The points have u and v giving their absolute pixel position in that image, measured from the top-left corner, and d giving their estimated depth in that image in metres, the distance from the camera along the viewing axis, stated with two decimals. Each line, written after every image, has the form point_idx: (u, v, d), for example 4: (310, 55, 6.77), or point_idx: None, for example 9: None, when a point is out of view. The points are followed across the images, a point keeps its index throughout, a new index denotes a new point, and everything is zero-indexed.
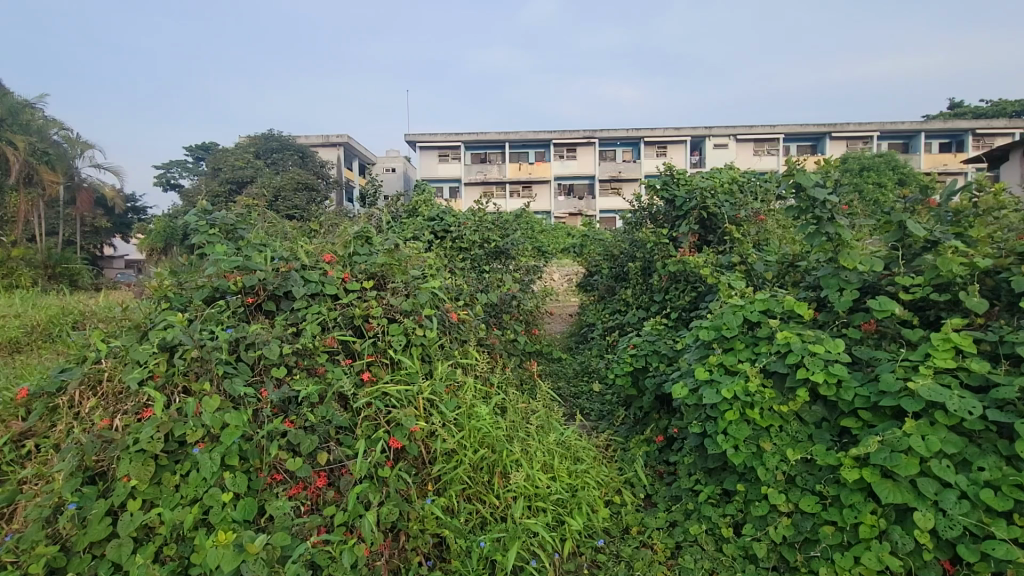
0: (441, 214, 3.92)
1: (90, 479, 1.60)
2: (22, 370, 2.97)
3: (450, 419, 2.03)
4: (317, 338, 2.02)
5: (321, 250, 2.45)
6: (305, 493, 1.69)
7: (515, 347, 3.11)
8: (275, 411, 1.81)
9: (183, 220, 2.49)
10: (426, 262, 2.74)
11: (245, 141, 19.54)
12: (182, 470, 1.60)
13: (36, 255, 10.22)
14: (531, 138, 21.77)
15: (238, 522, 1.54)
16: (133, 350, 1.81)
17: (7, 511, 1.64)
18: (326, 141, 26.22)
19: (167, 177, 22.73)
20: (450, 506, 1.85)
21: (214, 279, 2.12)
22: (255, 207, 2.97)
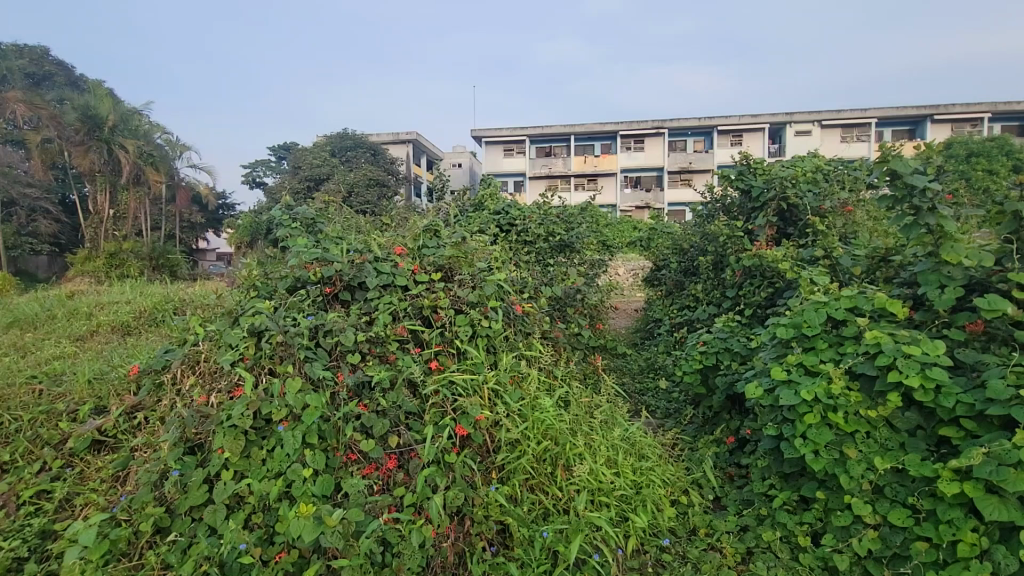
0: (507, 208, 3.96)
1: (190, 450, 1.76)
2: (133, 350, 3.31)
3: (514, 409, 2.07)
4: (388, 327, 2.11)
5: (393, 243, 2.56)
6: (378, 474, 1.77)
7: (580, 341, 3.09)
8: (351, 395, 1.91)
9: (270, 215, 2.68)
10: (492, 255, 2.79)
11: (322, 141, 20.71)
12: (268, 446, 1.72)
13: (143, 248, 11.32)
14: (597, 130, 21.46)
15: (317, 497, 1.64)
16: (226, 334, 1.97)
17: (122, 474, 1.86)
18: (396, 138, 27.31)
19: (253, 176, 24.53)
20: (513, 494, 1.88)
21: (296, 269, 2.25)
22: (332, 202, 3.14)
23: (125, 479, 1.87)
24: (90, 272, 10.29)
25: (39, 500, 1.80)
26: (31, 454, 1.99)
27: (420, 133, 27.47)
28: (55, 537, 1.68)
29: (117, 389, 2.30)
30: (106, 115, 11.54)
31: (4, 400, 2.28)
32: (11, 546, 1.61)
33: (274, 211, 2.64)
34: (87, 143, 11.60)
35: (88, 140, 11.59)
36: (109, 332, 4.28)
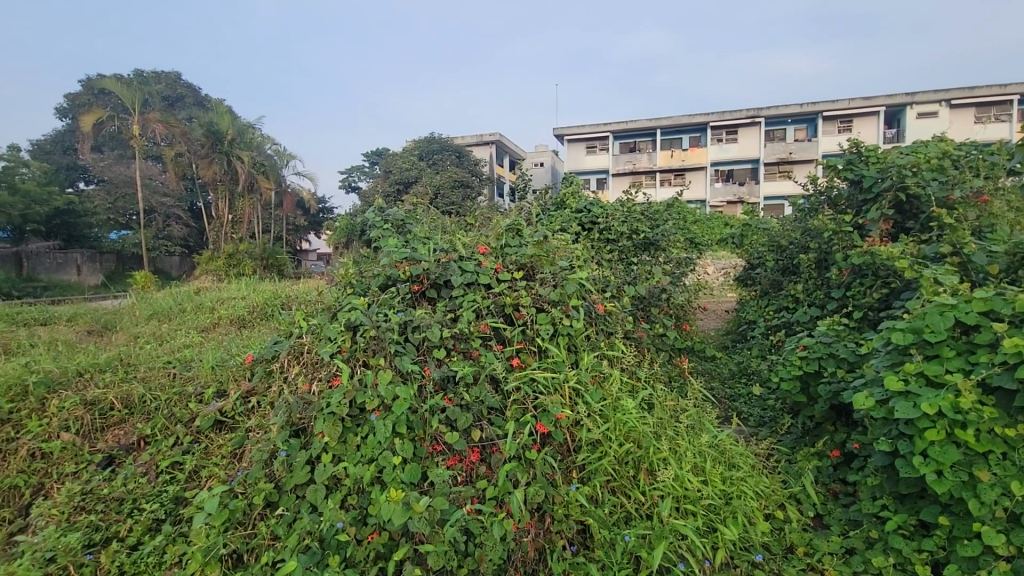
0: (589, 206, 3.91)
1: (295, 433, 1.91)
2: (247, 341, 3.68)
3: (595, 409, 2.05)
4: (472, 324, 2.17)
5: (477, 243, 2.63)
6: (461, 465, 1.83)
7: (664, 343, 2.98)
8: (436, 388, 1.98)
9: (365, 217, 2.85)
10: (574, 254, 2.77)
11: (411, 145, 21.72)
12: (362, 433, 1.83)
13: (256, 248, 12.57)
14: (685, 123, 20.58)
15: (406, 484, 1.72)
16: (327, 328, 2.13)
17: (239, 452, 2.06)
18: (480, 140, 28.08)
19: (349, 181, 26.29)
20: (595, 495, 1.86)
21: (387, 268, 2.36)
22: (421, 204, 3.28)
23: (241, 456, 2.07)
24: (213, 270, 11.62)
25: (173, 470, 2.05)
26: (167, 430, 2.27)
27: (503, 134, 27.94)
28: (186, 503, 1.91)
29: (235, 375, 2.55)
30: (226, 131, 12.93)
31: (146, 381, 2.61)
32: (152, 508, 1.85)
33: (368, 214, 2.81)
34: (211, 155, 13.02)
35: (212, 153, 13.02)
36: (228, 324, 4.78)
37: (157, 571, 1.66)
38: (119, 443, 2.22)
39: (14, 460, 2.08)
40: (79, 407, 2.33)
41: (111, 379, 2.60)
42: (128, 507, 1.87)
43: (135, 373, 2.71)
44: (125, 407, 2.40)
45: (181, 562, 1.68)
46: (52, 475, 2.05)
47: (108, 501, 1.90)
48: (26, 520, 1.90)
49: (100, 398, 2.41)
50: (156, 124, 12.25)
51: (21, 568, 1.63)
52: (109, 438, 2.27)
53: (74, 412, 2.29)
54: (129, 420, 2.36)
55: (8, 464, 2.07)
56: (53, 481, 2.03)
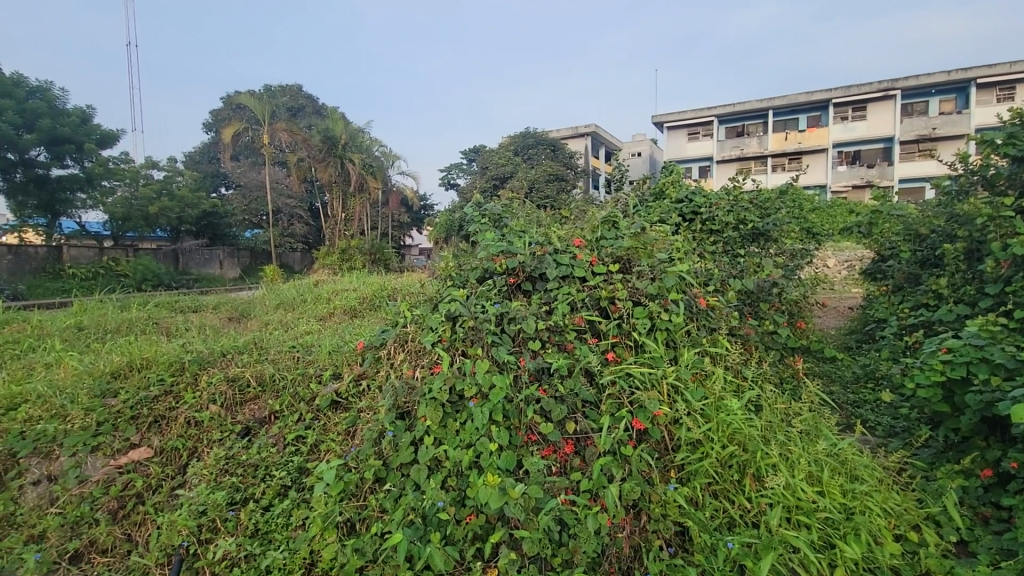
0: (691, 195, 3.70)
1: (400, 416, 2.04)
2: (358, 329, 3.99)
3: (696, 408, 1.96)
4: (567, 317, 2.17)
5: (572, 235, 2.61)
6: (556, 456, 1.84)
7: (775, 341, 2.75)
8: (531, 378, 2.00)
9: (464, 212, 2.95)
10: (674, 246, 2.66)
11: (507, 141, 22.09)
12: (461, 418, 1.91)
13: (365, 244, 13.63)
14: (802, 102, 18.80)
15: (502, 470, 1.77)
16: (429, 318, 2.24)
17: (352, 430, 2.24)
18: (576, 132, 27.89)
19: (448, 178, 27.40)
20: (694, 498, 1.79)
21: (484, 261, 2.42)
22: (517, 198, 3.32)
23: (354, 434, 2.24)
24: (329, 264, 12.76)
25: (297, 442, 2.27)
26: (293, 406, 2.52)
27: (598, 125, 27.48)
28: (308, 473, 2.12)
29: (348, 360, 2.76)
30: (339, 136, 14.10)
31: (275, 362, 2.92)
32: (281, 475, 2.08)
33: (467, 209, 2.90)
34: (327, 159, 14.28)
35: (328, 157, 14.27)
36: (342, 314, 5.21)
37: (286, 531, 1.88)
38: (254, 416, 2.50)
39: (175, 425, 2.42)
40: (223, 383, 2.65)
41: (248, 359, 2.94)
42: (261, 472, 2.11)
43: (267, 355, 3.04)
44: (259, 384, 2.68)
45: (304, 525, 1.88)
46: (203, 440, 2.36)
47: (246, 466, 2.15)
48: (184, 477, 2.21)
49: (239, 376, 2.72)
50: (282, 133, 13.68)
51: (183, 518, 1.94)
52: (246, 411, 2.55)
53: (219, 387, 2.61)
54: (262, 396, 2.64)
55: (170, 428, 2.42)
56: (204, 445, 2.34)
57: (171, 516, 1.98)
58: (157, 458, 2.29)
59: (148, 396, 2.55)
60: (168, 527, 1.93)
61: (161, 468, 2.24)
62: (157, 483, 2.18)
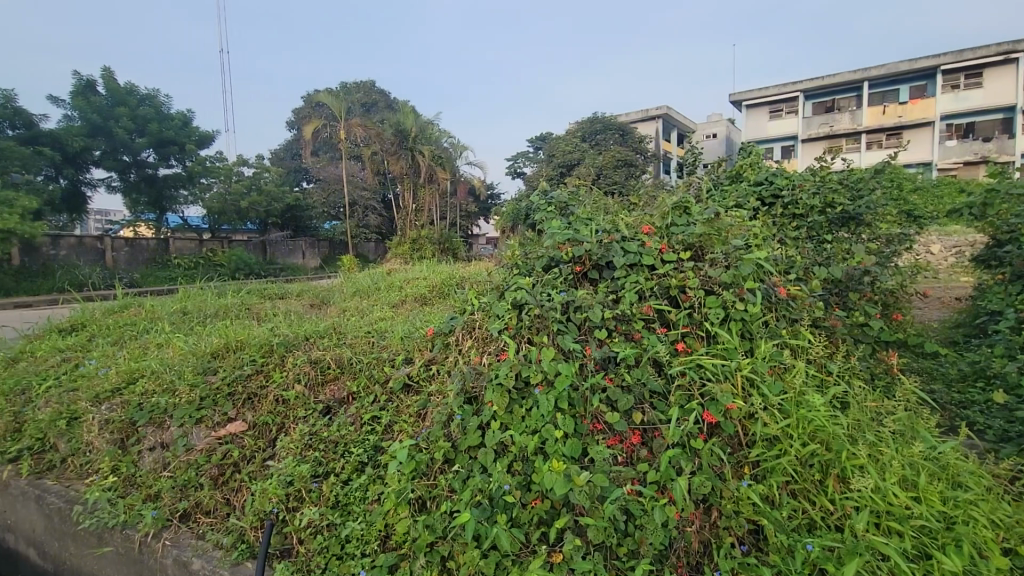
0: (771, 177, 3.48)
1: (468, 400, 2.09)
2: (428, 316, 4.13)
3: (773, 403, 1.86)
4: (635, 305, 2.13)
5: (641, 222, 2.54)
6: (622, 446, 1.82)
7: (866, 334, 2.51)
8: (598, 367, 1.98)
9: (531, 201, 2.95)
10: (751, 232, 2.52)
11: (575, 127, 21.78)
12: (526, 405, 1.93)
13: (435, 234, 14.07)
14: (903, 70, 17.03)
15: (566, 457, 1.77)
16: (496, 306, 2.28)
17: (423, 412, 2.33)
18: (646, 115, 27.02)
19: (515, 167, 27.51)
20: (770, 496, 1.71)
21: (550, 249, 2.41)
22: (584, 185, 3.27)
23: (425, 416, 2.33)
24: (401, 253, 13.30)
25: (373, 422, 2.38)
26: (369, 388, 2.63)
27: (670, 107, 26.43)
28: (383, 451, 2.23)
29: (419, 346, 2.86)
30: (410, 127, 14.60)
31: (353, 347, 3.09)
32: (358, 451, 2.20)
33: (533, 197, 2.90)
34: (399, 151, 14.98)
35: (399, 150, 14.97)
36: (413, 301, 5.41)
37: (363, 504, 2.00)
38: (334, 396, 2.63)
39: (265, 402, 2.61)
40: (307, 364, 2.83)
41: (329, 343, 3.13)
42: (341, 449, 2.25)
43: (345, 340, 3.22)
44: (338, 366, 2.83)
45: (379, 500, 1.99)
46: (290, 416, 2.53)
47: (328, 442, 2.30)
48: (273, 450, 2.38)
49: (321, 358, 2.88)
50: (357, 129, 14.36)
51: (273, 487, 2.11)
52: (327, 390, 2.70)
53: (303, 368, 2.79)
54: (341, 377, 2.78)
55: (262, 405, 2.61)
56: (290, 421, 2.50)
57: (263, 484, 2.16)
58: (250, 431, 2.49)
59: (242, 374, 2.78)
60: (260, 494, 2.11)
61: (254, 441, 2.43)
62: (250, 454, 2.37)
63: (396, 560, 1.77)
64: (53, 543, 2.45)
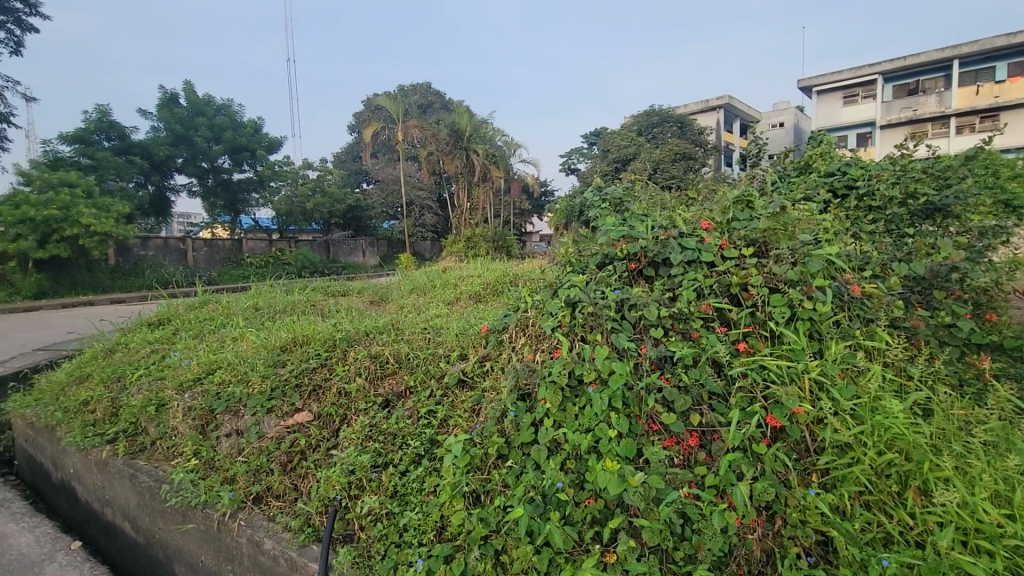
0: (844, 167, 3.27)
1: (522, 397, 2.10)
2: (482, 313, 4.20)
3: (845, 408, 1.75)
4: (693, 304, 2.06)
5: (699, 217, 2.46)
6: (679, 448, 1.77)
7: (953, 336, 2.27)
8: (653, 367, 1.94)
9: (585, 198, 2.93)
10: (821, 226, 2.37)
11: (631, 121, 21.37)
12: (580, 403, 1.92)
13: (489, 232, 14.25)
14: (999, 46, 15.48)
15: (621, 457, 1.75)
16: (549, 303, 2.28)
17: (477, 407, 2.37)
18: (706, 106, 26.06)
19: (570, 163, 27.33)
20: (841, 506, 1.61)
21: (605, 246, 2.38)
22: (639, 180, 3.21)
23: (479, 412, 2.37)
24: (456, 251, 13.57)
25: (429, 416, 2.44)
26: (425, 382, 2.70)
27: (733, 96, 25.37)
28: (439, 445, 2.29)
29: (474, 342, 2.91)
30: (465, 127, 14.80)
31: (411, 343, 3.18)
32: (416, 444, 2.27)
33: (588, 194, 2.87)
34: (454, 151, 15.20)
35: (454, 150, 15.18)
36: (468, 298, 5.50)
37: (420, 495, 2.06)
38: (393, 390, 2.72)
39: (329, 395, 2.74)
40: (368, 359, 2.94)
41: (388, 338, 3.24)
42: (399, 441, 2.32)
43: (403, 336, 3.32)
44: (396, 361, 2.93)
45: (436, 491, 2.05)
46: (351, 408, 2.64)
47: (387, 434, 2.39)
48: (336, 439, 2.50)
49: (380, 353, 2.98)
50: (413, 130, 14.75)
51: (337, 475, 2.21)
52: (386, 384, 2.79)
53: (364, 362, 2.90)
54: (399, 371, 2.87)
55: (326, 396, 2.74)
56: (352, 413, 2.62)
57: (327, 472, 2.27)
58: (316, 421, 2.62)
59: (309, 367, 2.93)
60: (325, 481, 2.22)
61: (319, 431, 2.55)
62: (316, 443, 2.49)
63: (451, 551, 1.81)
64: (144, 518, 2.69)
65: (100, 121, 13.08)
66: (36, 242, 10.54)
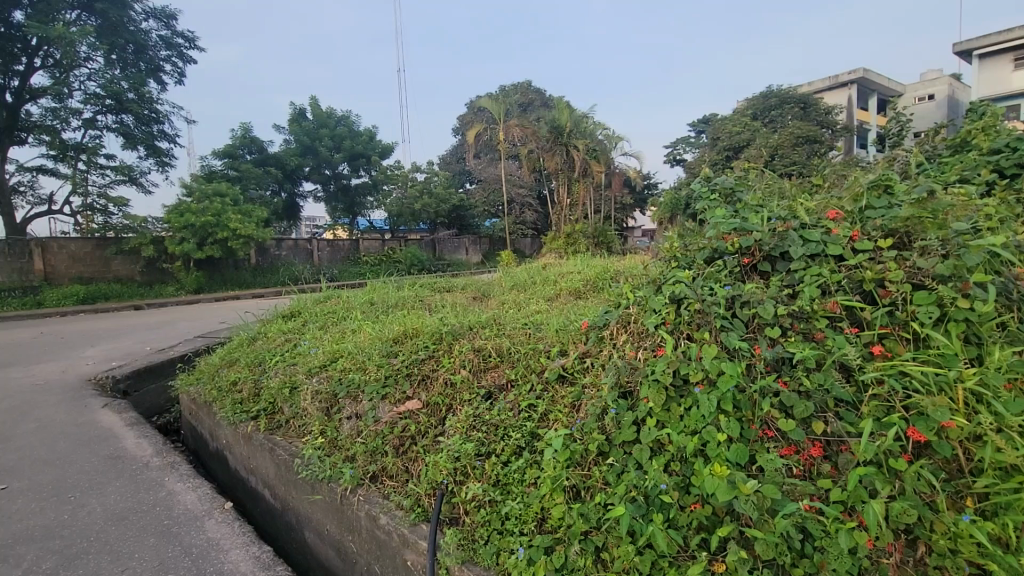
0: (1014, 143, 2.78)
1: (623, 394, 2.06)
2: (582, 310, 4.17)
3: (1013, 425, 1.49)
4: (816, 302, 1.88)
5: (825, 207, 2.23)
6: (798, 458, 1.63)
7: None
8: (768, 369, 1.80)
9: (691, 189, 2.78)
10: (982, 212, 2.03)
11: (745, 105, 19.90)
12: (686, 404, 1.83)
13: (588, 229, 14.29)
14: None
15: (731, 463, 1.65)
16: (653, 300, 2.21)
17: (577, 403, 2.37)
18: (835, 82, 23.48)
19: (675, 154, 26.18)
20: (1004, 538, 1.39)
21: (713, 240, 2.25)
22: (754, 168, 2.98)
23: (579, 407, 2.36)
24: (556, 248, 13.67)
25: (530, 409, 2.48)
26: (526, 376, 2.74)
27: (867, 69, 22.61)
28: (539, 438, 2.31)
29: (573, 338, 2.90)
30: (565, 122, 14.68)
31: (511, 337, 3.25)
32: (517, 436, 2.32)
33: (695, 185, 2.73)
34: (555, 148, 15.17)
35: (555, 146, 15.15)
36: (568, 294, 5.49)
37: (521, 486, 2.11)
38: (495, 382, 2.80)
39: (436, 384, 2.89)
40: (471, 352, 3.05)
41: (490, 333, 3.35)
42: (501, 432, 2.38)
43: (504, 331, 3.41)
44: (498, 355, 3.01)
45: (536, 483, 2.08)
46: (456, 398, 2.76)
47: (490, 425, 2.46)
48: (443, 427, 2.62)
49: (483, 347, 3.09)
50: (514, 129, 15.00)
51: (443, 460, 2.33)
52: (489, 376, 2.89)
53: (468, 355, 3.02)
54: (500, 365, 2.94)
55: (433, 386, 2.90)
56: (457, 403, 2.73)
57: (435, 457, 2.40)
58: (424, 409, 2.78)
59: (418, 358, 3.12)
60: (433, 466, 2.35)
61: (427, 418, 2.70)
62: (424, 429, 2.64)
63: (552, 543, 1.82)
64: (281, 486, 3.04)
65: (244, 137, 14.92)
66: (196, 244, 12.30)
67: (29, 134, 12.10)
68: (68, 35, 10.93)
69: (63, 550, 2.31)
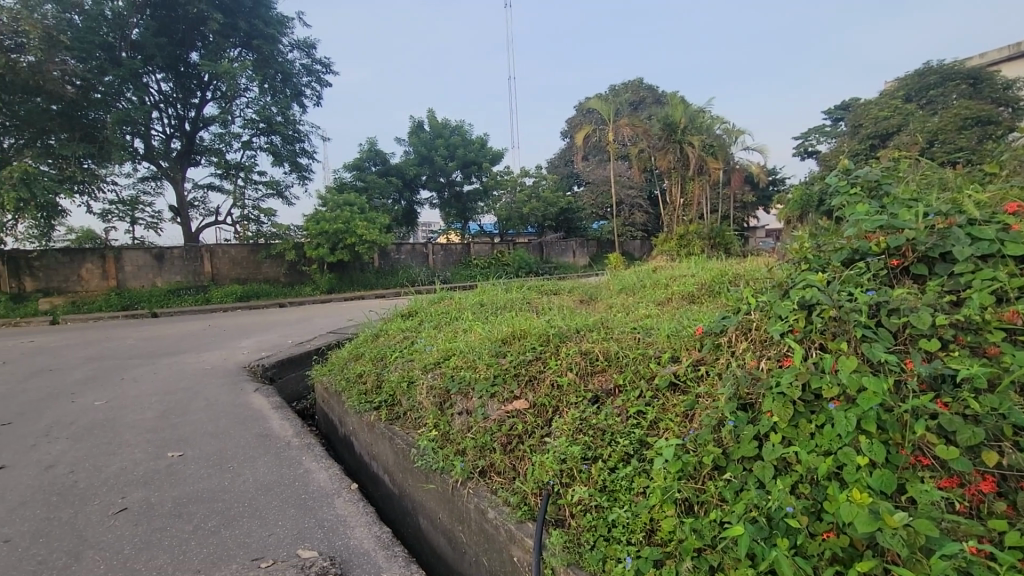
0: None
1: (742, 406, 1.92)
2: (696, 314, 3.96)
3: None
4: (988, 311, 1.61)
5: (1001, 199, 1.89)
6: (963, 492, 1.40)
7: None
8: (923, 387, 1.56)
9: (826, 184, 2.52)
10: None
11: (894, 86, 17.54)
12: (818, 421, 1.66)
13: (704, 230, 13.53)
14: None
15: (874, 490, 1.45)
16: (778, 306, 2.04)
17: (690, 413, 2.25)
18: (1016, 50, 19.81)
19: (806, 146, 23.86)
20: None
21: (854, 240, 2.02)
22: (904, 157, 2.61)
23: (692, 417, 2.24)
24: (668, 249, 13.16)
25: (639, 416, 2.39)
26: (634, 382, 2.66)
27: None
28: (649, 446, 2.23)
29: (687, 345, 2.76)
30: (678, 119, 14.09)
31: (620, 341, 3.18)
32: (625, 442, 2.26)
33: (830, 179, 2.47)
34: (668, 146, 14.61)
35: (668, 144, 14.60)
36: (681, 297, 5.25)
37: (628, 493, 2.04)
38: (602, 387, 2.74)
39: (543, 385, 2.92)
40: (578, 355, 3.04)
41: (597, 336, 3.31)
42: (609, 437, 2.33)
43: (613, 334, 3.35)
44: (606, 359, 2.95)
45: (644, 493, 2.01)
46: (563, 400, 2.76)
47: (596, 429, 2.43)
48: (549, 428, 2.64)
49: (590, 350, 3.06)
50: (624, 129, 14.69)
51: (550, 461, 2.35)
52: (596, 379, 2.84)
53: (575, 358, 3.01)
54: (608, 369, 2.88)
55: (540, 387, 2.92)
56: (563, 405, 2.73)
57: (541, 457, 2.43)
58: (531, 409, 2.82)
59: (526, 359, 3.18)
60: (539, 466, 2.38)
61: (534, 419, 2.74)
62: (531, 429, 2.68)
63: (661, 556, 1.75)
64: (399, 473, 3.27)
65: (370, 151, 16.30)
66: (329, 249, 13.67)
67: (202, 156, 14.34)
68: (232, 70, 12.76)
69: (224, 511, 2.70)
